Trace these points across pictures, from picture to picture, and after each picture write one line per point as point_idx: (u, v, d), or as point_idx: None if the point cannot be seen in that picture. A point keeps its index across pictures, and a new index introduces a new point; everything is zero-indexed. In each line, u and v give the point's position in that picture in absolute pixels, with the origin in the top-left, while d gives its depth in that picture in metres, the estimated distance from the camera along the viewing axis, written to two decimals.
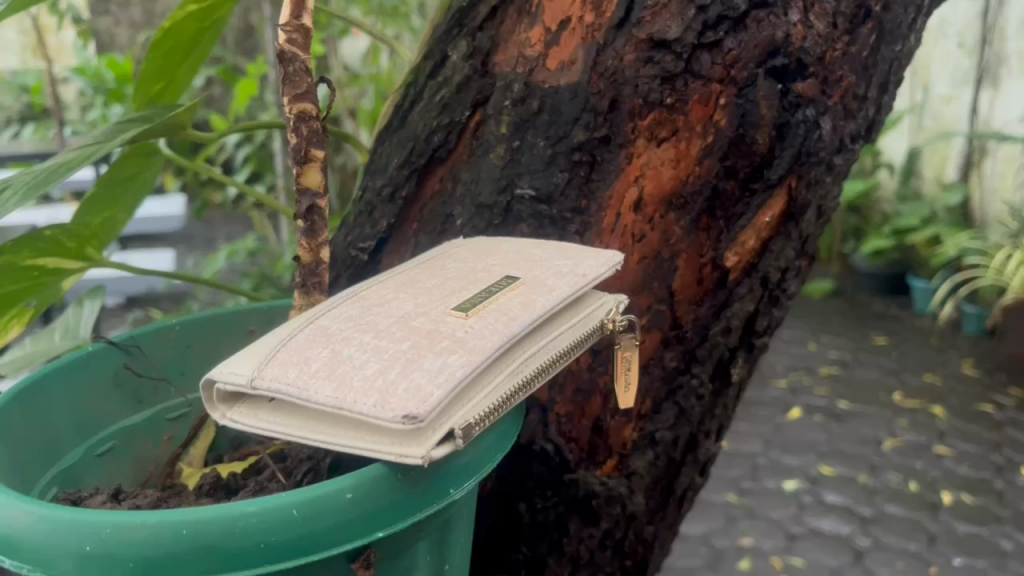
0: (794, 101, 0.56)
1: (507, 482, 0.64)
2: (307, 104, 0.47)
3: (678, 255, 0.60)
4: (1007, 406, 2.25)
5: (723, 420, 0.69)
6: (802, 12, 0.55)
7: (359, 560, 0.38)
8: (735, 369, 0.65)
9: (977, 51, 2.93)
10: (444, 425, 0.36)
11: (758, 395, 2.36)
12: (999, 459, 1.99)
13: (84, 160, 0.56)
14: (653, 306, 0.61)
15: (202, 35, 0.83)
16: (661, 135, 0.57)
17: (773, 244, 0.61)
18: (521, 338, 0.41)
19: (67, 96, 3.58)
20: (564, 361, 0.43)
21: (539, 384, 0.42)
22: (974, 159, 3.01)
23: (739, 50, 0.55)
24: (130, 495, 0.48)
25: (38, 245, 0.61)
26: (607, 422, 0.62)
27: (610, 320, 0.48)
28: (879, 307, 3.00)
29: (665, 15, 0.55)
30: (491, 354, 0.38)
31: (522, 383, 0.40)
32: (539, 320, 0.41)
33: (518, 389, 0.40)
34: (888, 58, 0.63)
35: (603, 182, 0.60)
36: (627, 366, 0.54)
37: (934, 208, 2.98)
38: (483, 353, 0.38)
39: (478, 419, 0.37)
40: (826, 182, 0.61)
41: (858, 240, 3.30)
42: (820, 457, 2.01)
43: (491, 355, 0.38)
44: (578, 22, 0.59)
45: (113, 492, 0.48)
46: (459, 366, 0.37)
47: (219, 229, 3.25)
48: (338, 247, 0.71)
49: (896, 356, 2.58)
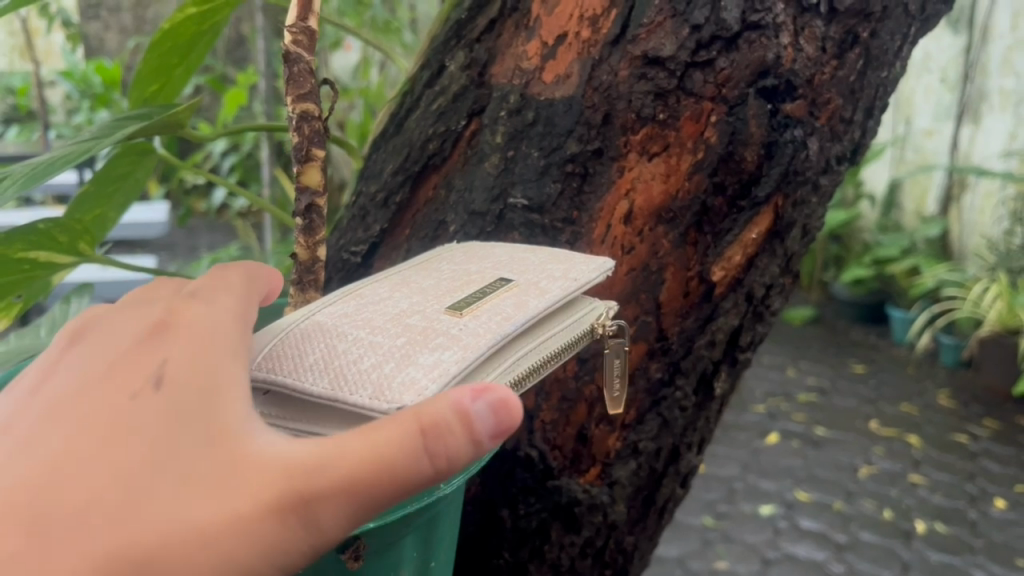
0: (782, 121, 0.58)
1: (490, 487, 0.64)
2: (310, 104, 0.47)
3: (666, 268, 0.61)
4: (982, 437, 2.28)
5: (705, 433, 0.69)
6: (792, 36, 0.57)
7: (348, 551, 0.38)
8: (719, 382, 0.66)
9: (959, 86, 3.01)
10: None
11: (736, 420, 2.38)
12: (973, 490, 2.01)
13: (81, 156, 0.55)
14: (639, 317, 0.62)
15: (200, 39, 0.84)
16: (653, 150, 0.59)
17: (758, 260, 0.62)
18: (511, 338, 0.41)
19: (52, 99, 3.54)
20: (554, 363, 0.44)
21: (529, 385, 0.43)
22: (953, 191, 3.07)
23: (730, 69, 0.57)
24: None
25: (30, 239, 0.61)
26: (591, 431, 0.63)
27: (599, 325, 0.48)
28: (858, 335, 3.04)
29: (660, 33, 0.57)
30: (484, 353, 0.38)
31: (514, 381, 0.40)
32: (531, 321, 0.42)
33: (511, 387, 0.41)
34: (874, 83, 0.64)
35: (594, 196, 0.61)
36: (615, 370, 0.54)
37: (914, 240, 3.04)
38: (482, 347, 0.39)
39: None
40: (811, 202, 0.63)
41: (838, 268, 3.35)
42: (796, 483, 2.03)
43: (484, 351, 0.38)
44: (574, 38, 0.60)
45: None
46: (453, 362, 0.37)
47: (201, 237, 3.24)
48: (331, 250, 0.71)
49: (874, 384, 2.60)
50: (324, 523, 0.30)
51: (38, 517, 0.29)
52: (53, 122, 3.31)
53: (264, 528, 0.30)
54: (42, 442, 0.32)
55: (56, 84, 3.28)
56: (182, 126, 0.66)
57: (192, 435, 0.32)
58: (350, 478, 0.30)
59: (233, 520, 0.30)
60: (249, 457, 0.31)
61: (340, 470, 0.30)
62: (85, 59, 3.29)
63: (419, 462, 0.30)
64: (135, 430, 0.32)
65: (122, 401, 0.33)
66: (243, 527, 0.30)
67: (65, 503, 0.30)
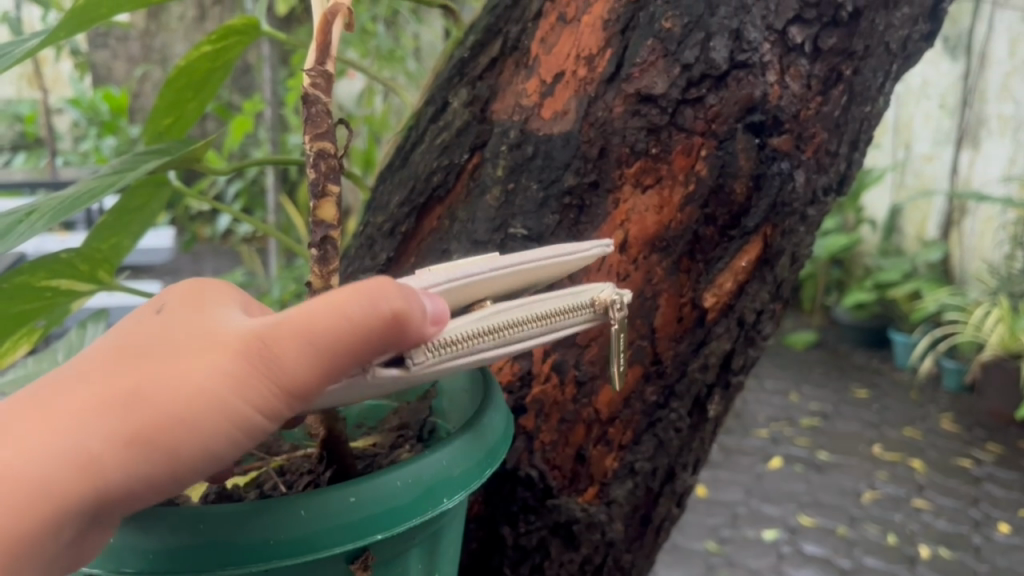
0: (770, 154, 0.61)
1: (492, 506, 0.66)
2: (326, 143, 0.50)
3: (660, 294, 0.64)
4: (985, 462, 2.29)
5: (700, 454, 0.72)
6: (778, 74, 0.60)
7: (358, 561, 0.42)
8: (712, 405, 0.69)
9: (958, 112, 3.05)
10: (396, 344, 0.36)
11: (739, 444, 2.39)
12: (977, 514, 2.02)
13: (109, 188, 0.58)
14: (635, 341, 0.64)
15: (212, 76, 0.87)
16: (646, 182, 0.62)
17: (749, 287, 0.66)
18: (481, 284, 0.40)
19: (60, 127, 3.58)
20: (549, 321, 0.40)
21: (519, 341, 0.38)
22: (954, 217, 3.11)
23: (719, 105, 0.60)
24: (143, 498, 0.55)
25: (53, 267, 0.64)
26: (589, 451, 0.66)
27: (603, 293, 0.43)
28: (860, 359, 3.06)
29: (653, 72, 0.60)
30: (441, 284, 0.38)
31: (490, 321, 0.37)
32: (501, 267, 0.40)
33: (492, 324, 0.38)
34: (858, 118, 0.67)
35: (591, 226, 0.64)
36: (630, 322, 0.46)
37: (915, 264, 3.09)
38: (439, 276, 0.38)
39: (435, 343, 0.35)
40: (800, 231, 0.66)
41: (840, 292, 3.38)
42: (800, 507, 2.04)
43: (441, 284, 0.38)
44: (571, 75, 0.63)
45: None
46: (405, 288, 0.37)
47: (207, 263, 3.27)
48: (340, 277, 0.74)
49: (877, 409, 2.62)
50: (287, 371, 0.34)
51: (60, 387, 0.36)
52: (61, 149, 3.35)
53: (234, 369, 0.34)
54: (81, 353, 0.39)
55: (64, 111, 3.33)
56: (198, 160, 0.69)
57: (188, 326, 0.37)
58: (307, 328, 0.33)
59: (212, 368, 0.34)
60: (231, 331, 0.36)
61: (297, 320, 0.34)
62: (94, 88, 3.34)
63: (368, 314, 0.33)
64: (146, 335, 0.38)
65: (143, 320, 0.39)
66: (216, 372, 0.34)
67: (82, 378, 0.36)
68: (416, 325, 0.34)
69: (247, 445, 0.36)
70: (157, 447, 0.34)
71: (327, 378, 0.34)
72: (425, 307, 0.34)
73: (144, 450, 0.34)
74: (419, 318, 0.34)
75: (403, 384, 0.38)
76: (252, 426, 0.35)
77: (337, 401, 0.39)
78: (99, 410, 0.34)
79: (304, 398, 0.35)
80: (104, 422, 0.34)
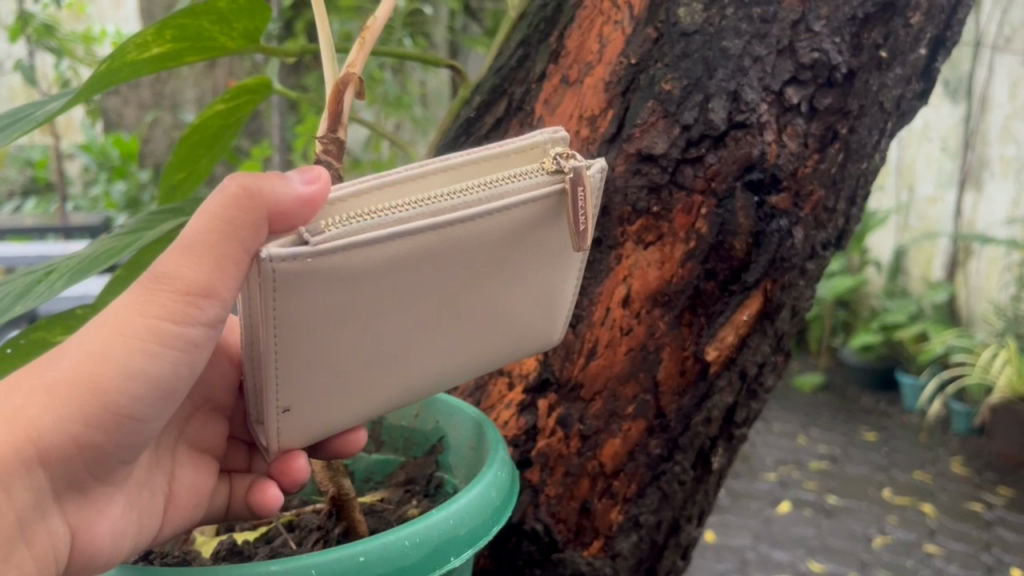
0: (769, 212, 0.62)
1: (498, 559, 0.69)
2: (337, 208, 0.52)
3: (662, 348, 0.65)
4: (996, 505, 2.27)
5: (704, 506, 0.72)
6: (776, 133, 0.61)
7: None
8: (716, 457, 0.69)
9: (960, 154, 3.08)
10: (292, 227, 0.42)
11: (747, 488, 2.38)
12: (989, 559, 2.00)
13: (124, 250, 0.60)
14: (638, 396, 0.66)
15: (224, 132, 0.89)
16: (648, 239, 0.64)
17: (750, 340, 0.66)
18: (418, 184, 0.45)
19: (70, 173, 3.61)
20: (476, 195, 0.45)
21: (443, 212, 0.43)
22: (959, 258, 3.12)
23: (718, 165, 0.61)
24: (158, 555, 0.58)
25: (68, 322, 0.66)
26: (594, 504, 0.67)
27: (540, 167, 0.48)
28: (868, 402, 3.04)
29: (653, 133, 0.62)
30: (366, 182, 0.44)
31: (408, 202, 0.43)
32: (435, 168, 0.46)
33: (404, 206, 0.43)
34: (855, 174, 0.68)
35: (594, 281, 0.66)
36: (580, 193, 0.48)
37: (922, 305, 3.11)
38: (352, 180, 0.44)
39: (330, 221, 0.41)
40: (800, 285, 0.67)
41: (847, 334, 3.39)
42: (810, 553, 2.01)
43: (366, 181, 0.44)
44: (575, 135, 0.67)
45: (144, 553, 0.57)
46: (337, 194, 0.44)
47: None
48: None
49: (886, 451, 2.60)
50: (180, 277, 0.42)
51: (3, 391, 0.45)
52: (72, 195, 3.39)
53: (136, 304, 0.43)
54: None
55: (75, 157, 3.37)
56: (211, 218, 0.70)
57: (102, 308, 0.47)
58: (181, 240, 0.42)
59: (119, 308, 0.43)
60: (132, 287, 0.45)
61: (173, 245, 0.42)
62: (105, 133, 3.39)
63: (217, 197, 0.41)
64: None
65: None
66: (123, 307, 0.43)
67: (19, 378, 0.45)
68: (267, 190, 0.41)
69: (169, 355, 0.43)
70: (84, 371, 0.42)
71: (212, 271, 0.41)
72: (288, 180, 0.42)
73: (70, 386, 0.42)
74: (281, 187, 0.41)
75: (346, 281, 0.42)
76: (163, 334, 0.42)
77: (307, 322, 0.42)
78: (29, 370, 0.43)
79: (206, 299, 0.42)
80: (34, 377, 0.42)
